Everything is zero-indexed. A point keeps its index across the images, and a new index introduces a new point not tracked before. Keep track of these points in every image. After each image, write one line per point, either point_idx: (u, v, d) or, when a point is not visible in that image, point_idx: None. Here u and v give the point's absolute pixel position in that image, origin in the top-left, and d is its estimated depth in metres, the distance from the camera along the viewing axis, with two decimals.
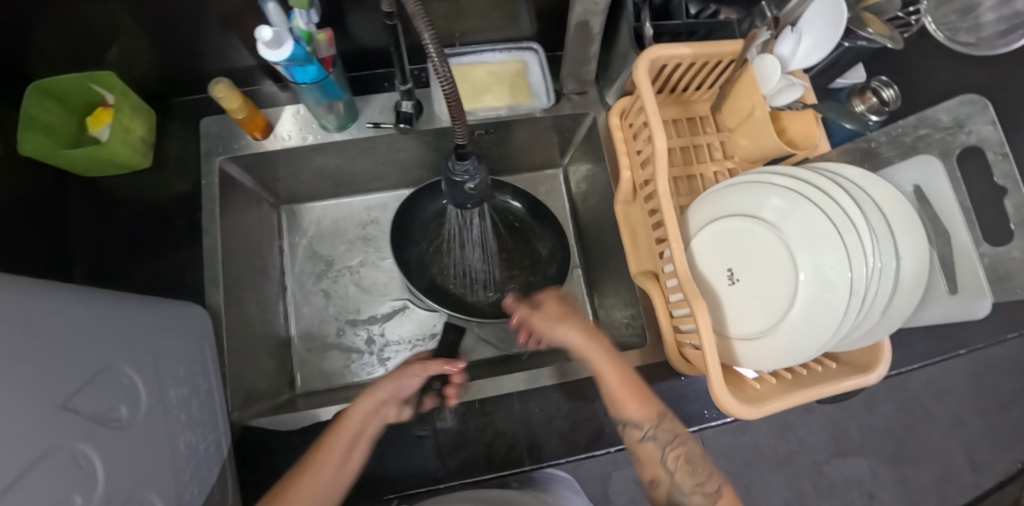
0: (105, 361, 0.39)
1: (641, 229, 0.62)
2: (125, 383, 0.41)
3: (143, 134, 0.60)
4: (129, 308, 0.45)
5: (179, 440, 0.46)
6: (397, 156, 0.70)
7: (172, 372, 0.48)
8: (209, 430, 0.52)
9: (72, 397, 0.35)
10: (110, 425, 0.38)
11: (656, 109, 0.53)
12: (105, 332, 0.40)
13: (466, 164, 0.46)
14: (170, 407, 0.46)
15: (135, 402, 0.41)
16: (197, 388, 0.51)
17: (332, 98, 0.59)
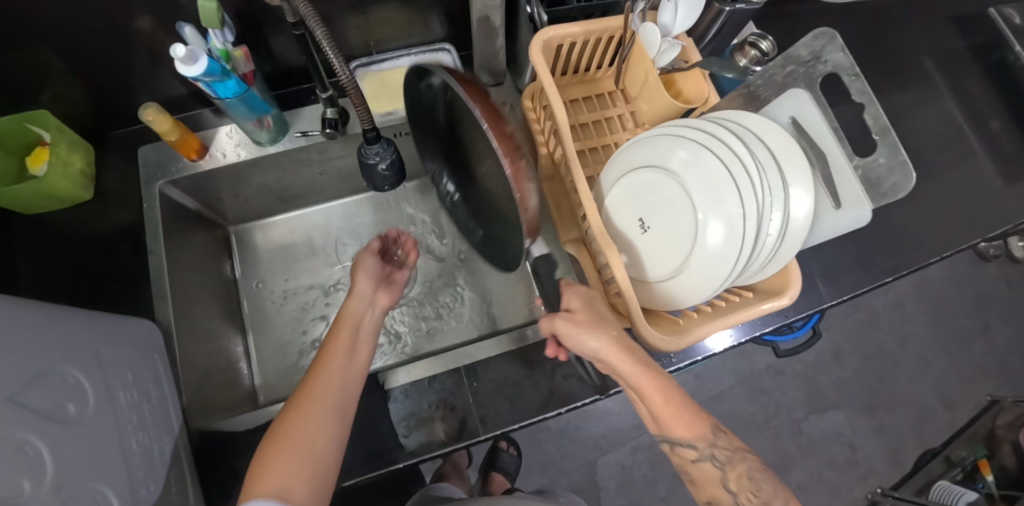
0: (50, 362, 0.41)
1: (564, 199, 0.66)
2: (72, 384, 0.43)
3: (83, 167, 0.64)
4: (82, 319, 0.48)
5: (132, 441, 0.48)
6: (333, 164, 0.75)
7: (120, 377, 0.50)
8: (164, 435, 0.53)
9: (15, 390, 0.37)
10: (58, 420, 0.40)
11: (554, 85, 0.57)
12: (51, 337, 0.42)
13: (376, 147, 0.50)
14: (121, 410, 0.48)
15: (83, 402, 0.43)
16: (149, 394, 0.53)
17: (260, 113, 0.62)
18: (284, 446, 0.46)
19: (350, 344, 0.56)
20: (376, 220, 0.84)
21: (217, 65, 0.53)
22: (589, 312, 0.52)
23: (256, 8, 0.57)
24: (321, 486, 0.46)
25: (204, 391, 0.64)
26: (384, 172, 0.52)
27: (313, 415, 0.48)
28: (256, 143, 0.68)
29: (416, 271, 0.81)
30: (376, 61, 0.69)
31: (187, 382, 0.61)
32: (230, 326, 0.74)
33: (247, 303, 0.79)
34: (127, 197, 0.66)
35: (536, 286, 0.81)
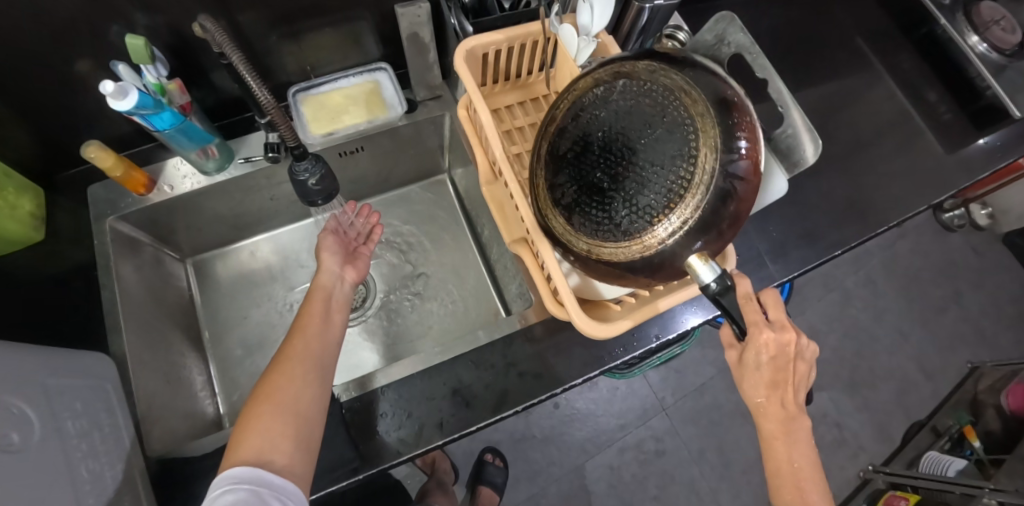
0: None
1: (505, 201, 0.67)
2: (16, 414, 0.43)
3: (32, 209, 0.65)
4: (31, 350, 0.49)
5: (81, 469, 0.48)
6: (283, 188, 0.76)
7: (68, 406, 0.50)
8: (117, 463, 0.53)
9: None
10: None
11: (479, 91, 0.60)
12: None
13: (305, 163, 0.52)
14: (70, 440, 0.48)
15: (27, 431, 0.44)
16: (100, 422, 0.53)
17: (202, 143, 0.65)
18: (259, 417, 0.49)
19: (322, 315, 0.61)
20: None
21: (150, 101, 0.55)
22: (755, 366, 0.43)
23: (190, 42, 0.60)
24: (306, 437, 0.51)
25: (164, 421, 0.64)
26: (314, 187, 0.53)
27: (294, 375, 0.53)
28: (202, 173, 0.69)
29: (375, 287, 0.82)
30: (316, 86, 0.71)
31: (144, 412, 0.61)
32: (190, 356, 0.74)
33: (209, 331, 0.80)
34: (79, 235, 0.68)
35: (493, 291, 0.82)
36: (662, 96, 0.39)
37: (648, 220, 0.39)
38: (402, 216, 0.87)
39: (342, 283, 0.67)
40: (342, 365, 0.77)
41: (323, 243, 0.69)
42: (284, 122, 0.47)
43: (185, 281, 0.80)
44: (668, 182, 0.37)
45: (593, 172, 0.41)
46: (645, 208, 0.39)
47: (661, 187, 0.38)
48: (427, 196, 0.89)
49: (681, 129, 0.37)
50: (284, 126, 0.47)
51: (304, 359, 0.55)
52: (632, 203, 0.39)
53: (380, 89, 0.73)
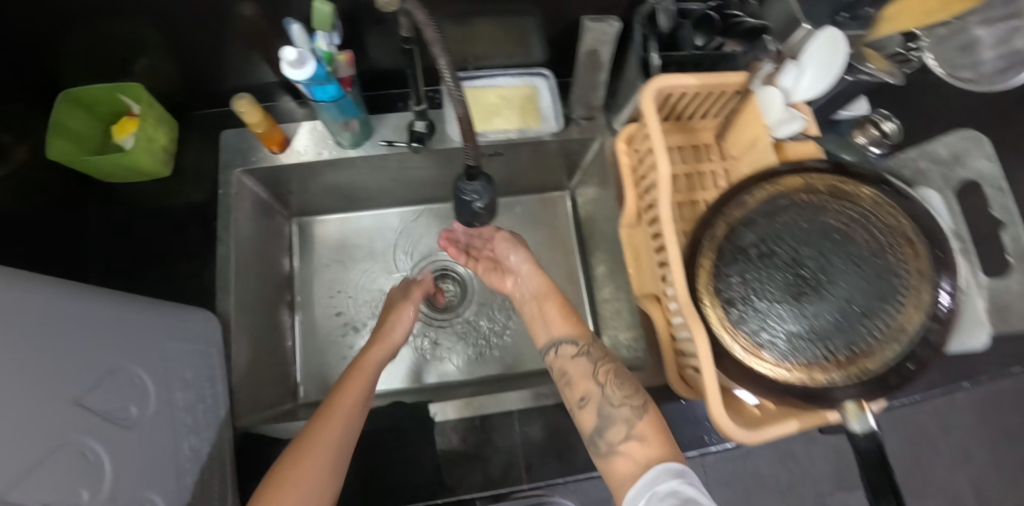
0: (117, 362, 0.40)
1: (642, 250, 0.64)
2: (135, 384, 0.42)
3: (166, 143, 0.63)
4: (137, 308, 0.46)
5: (184, 445, 0.46)
6: (408, 174, 0.73)
7: (180, 375, 0.48)
8: (213, 437, 0.52)
9: (79, 395, 0.35)
10: (119, 423, 0.39)
11: (661, 135, 0.55)
12: (115, 331, 0.41)
13: (475, 184, 0.47)
14: (177, 411, 0.46)
15: (142, 403, 0.42)
16: (204, 393, 0.52)
17: (349, 117, 0.61)
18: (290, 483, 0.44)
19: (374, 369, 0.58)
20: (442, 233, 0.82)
21: (323, 73, 0.52)
22: None
23: (367, 13, 0.55)
24: None
25: (254, 387, 0.63)
26: (478, 209, 0.49)
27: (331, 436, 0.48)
28: (338, 144, 0.66)
29: (471, 292, 0.80)
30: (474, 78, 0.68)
31: (239, 378, 0.59)
32: (279, 320, 0.73)
33: (300, 297, 0.78)
34: (199, 177, 0.66)
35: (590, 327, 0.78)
36: (881, 238, 0.47)
37: (823, 351, 0.47)
38: (512, 225, 0.83)
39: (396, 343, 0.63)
40: (425, 366, 0.75)
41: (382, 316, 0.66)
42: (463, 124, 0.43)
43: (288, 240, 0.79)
44: (855, 327, 0.46)
45: (783, 292, 0.48)
46: (822, 341, 0.47)
47: (847, 330, 0.46)
48: (542, 209, 0.84)
49: (884, 284, 0.46)
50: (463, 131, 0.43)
51: (347, 417, 0.50)
52: (812, 331, 0.47)
53: (538, 98, 0.70)
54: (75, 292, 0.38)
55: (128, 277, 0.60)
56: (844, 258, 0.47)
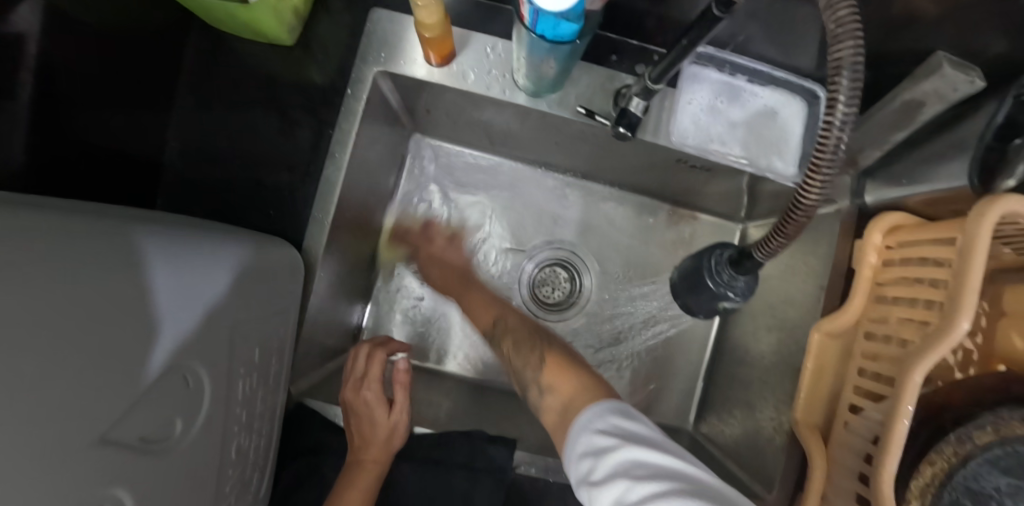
0: (168, 361, 0.29)
1: (831, 371, 0.50)
2: (189, 388, 0.31)
3: (299, 3, 0.46)
4: (215, 266, 0.34)
5: (232, 447, 0.37)
6: (580, 145, 0.56)
7: (245, 357, 0.37)
8: (266, 420, 0.42)
9: (106, 426, 0.25)
10: (154, 446, 0.28)
11: (979, 277, 0.38)
12: (176, 316, 0.30)
13: (741, 280, 0.31)
14: (234, 405, 0.36)
15: (193, 412, 0.32)
16: (267, 372, 0.41)
17: (556, 57, 0.42)
18: None
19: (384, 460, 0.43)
20: (580, 218, 0.66)
21: (582, 7, 0.34)
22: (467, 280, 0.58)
23: None
24: None
25: (320, 339, 0.52)
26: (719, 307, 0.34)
27: None
28: (516, 83, 0.48)
29: (580, 302, 0.66)
30: (729, 64, 0.49)
31: (307, 333, 0.48)
32: (367, 255, 0.61)
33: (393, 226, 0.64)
34: (329, 66, 0.50)
35: (699, 393, 0.66)
36: None
37: None
38: (661, 243, 0.67)
39: (399, 432, 0.45)
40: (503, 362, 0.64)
41: (363, 401, 0.45)
42: (811, 208, 0.26)
43: (407, 160, 0.64)
44: None
45: None
46: None
47: None
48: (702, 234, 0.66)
49: None
50: (797, 220, 0.27)
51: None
52: None
53: (768, 121, 0.49)
54: (117, 266, 0.26)
55: (209, 168, 0.49)
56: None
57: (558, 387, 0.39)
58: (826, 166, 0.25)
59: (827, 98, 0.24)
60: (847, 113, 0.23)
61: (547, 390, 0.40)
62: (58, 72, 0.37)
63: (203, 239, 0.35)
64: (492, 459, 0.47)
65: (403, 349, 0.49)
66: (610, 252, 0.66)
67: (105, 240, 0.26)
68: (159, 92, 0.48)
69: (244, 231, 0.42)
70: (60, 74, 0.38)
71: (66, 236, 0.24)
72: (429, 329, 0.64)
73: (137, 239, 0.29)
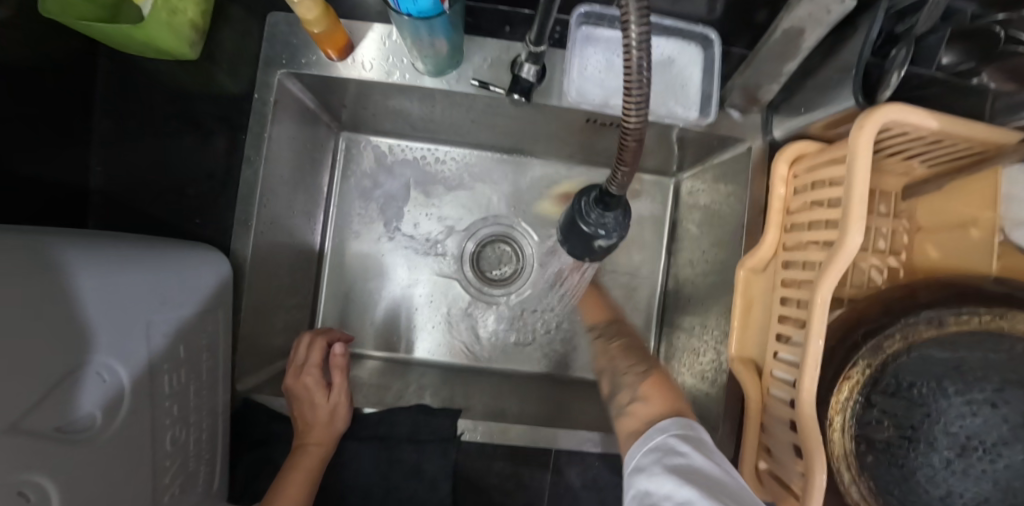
0: (78, 356, 0.31)
1: (759, 305, 0.51)
2: (105, 381, 0.33)
3: (195, 18, 0.48)
4: (118, 269, 0.36)
5: (167, 439, 0.39)
6: (494, 119, 0.57)
7: (171, 354, 0.39)
8: (206, 415, 0.44)
9: (16, 415, 0.27)
10: (77, 436, 0.30)
11: (865, 189, 0.39)
12: (79, 312, 0.32)
13: (607, 216, 0.33)
14: (163, 399, 0.38)
15: (116, 404, 0.34)
16: (200, 368, 0.43)
17: (437, 35, 0.43)
18: None
19: (325, 441, 0.45)
20: (515, 192, 0.67)
21: None
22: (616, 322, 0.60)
23: None
24: None
25: (264, 338, 0.54)
26: (599, 246, 0.35)
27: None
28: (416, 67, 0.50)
29: (525, 273, 0.67)
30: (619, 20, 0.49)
31: (247, 332, 0.50)
32: (309, 254, 0.63)
33: (333, 223, 0.66)
34: (238, 74, 0.52)
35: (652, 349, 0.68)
36: None
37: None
38: None
39: (339, 413, 0.47)
40: (456, 341, 0.65)
41: (302, 387, 0.47)
42: (638, 131, 0.27)
43: (340, 158, 0.66)
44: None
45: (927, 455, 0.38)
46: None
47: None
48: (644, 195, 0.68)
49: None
50: (630, 145, 0.28)
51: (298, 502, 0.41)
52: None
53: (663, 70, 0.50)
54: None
55: (133, 187, 0.51)
56: (1006, 427, 0.37)
57: (648, 397, 0.40)
58: (636, 89, 0.26)
59: (622, 22, 0.24)
60: (642, 33, 0.24)
61: (641, 400, 0.41)
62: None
63: (113, 246, 0.38)
64: (436, 429, 0.49)
65: (344, 337, 0.51)
66: (548, 222, 0.68)
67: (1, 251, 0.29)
68: (74, 119, 0.50)
69: (163, 239, 0.44)
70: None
71: None
72: (384, 318, 0.65)
73: (33, 247, 0.31)
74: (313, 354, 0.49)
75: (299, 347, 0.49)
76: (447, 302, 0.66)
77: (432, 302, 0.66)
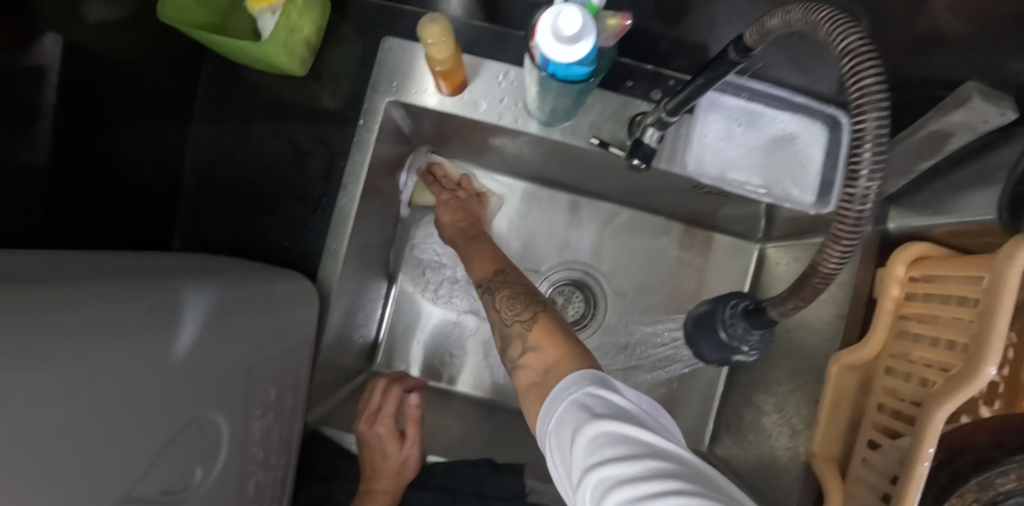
0: (183, 408, 0.29)
1: (850, 403, 0.49)
2: (207, 435, 0.32)
3: (309, 35, 0.46)
4: (235, 312, 0.34)
5: (250, 484, 0.38)
6: (594, 169, 0.55)
7: (262, 396, 0.38)
8: (282, 452, 0.43)
9: (129, 485, 0.25)
10: (177, 496, 0.29)
11: (1008, 319, 0.37)
12: (190, 368, 0.30)
13: (756, 334, 0.31)
14: (251, 444, 0.37)
15: (212, 457, 0.32)
16: (283, 407, 0.42)
17: (568, 93, 0.41)
18: None
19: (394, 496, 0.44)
20: (597, 238, 0.66)
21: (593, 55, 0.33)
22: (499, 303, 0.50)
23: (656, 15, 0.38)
24: None
25: (336, 366, 0.53)
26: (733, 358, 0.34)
27: None
28: (529, 112, 0.47)
29: (593, 321, 0.66)
30: (747, 90, 0.48)
31: (323, 361, 0.49)
32: (382, 277, 0.61)
33: (407, 246, 0.65)
34: (340, 93, 0.50)
35: (714, 414, 0.66)
36: None
37: None
38: (676, 263, 0.66)
39: (409, 465, 0.46)
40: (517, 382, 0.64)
41: (374, 435, 0.45)
42: (831, 275, 0.26)
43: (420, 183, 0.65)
44: None
45: None
46: None
47: None
48: (724, 261, 0.66)
49: None
50: (814, 283, 0.27)
51: None
52: None
53: (786, 149, 0.48)
54: (151, 320, 0.27)
55: (221, 199, 0.50)
56: None
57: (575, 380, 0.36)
58: (847, 233, 0.24)
59: (850, 169, 0.23)
60: (870, 188, 0.23)
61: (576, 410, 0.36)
62: (73, 105, 0.39)
63: (229, 282, 0.36)
64: (504, 487, 0.47)
65: (419, 385, 0.48)
66: (623, 272, 0.66)
67: (149, 297, 0.28)
68: (171, 123, 0.48)
69: (258, 267, 0.43)
70: (78, 117, 0.39)
71: (100, 299, 0.25)
72: (445, 351, 0.64)
73: (155, 290, 0.29)
74: (384, 401, 0.47)
75: (375, 392, 0.47)
76: None
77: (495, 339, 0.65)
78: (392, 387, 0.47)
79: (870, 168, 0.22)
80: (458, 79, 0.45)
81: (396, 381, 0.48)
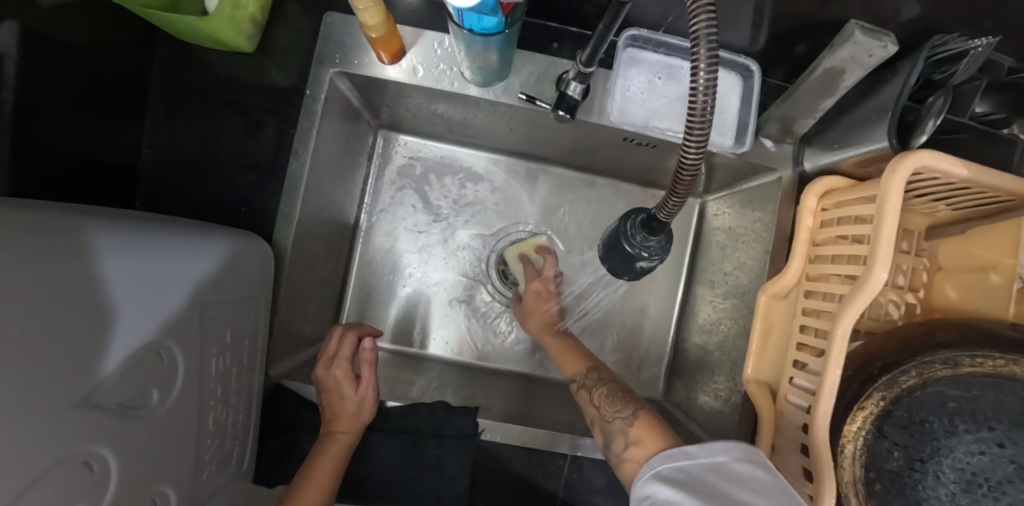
0: (136, 331, 0.32)
1: (778, 329, 0.52)
2: (163, 361, 0.34)
3: (255, 13, 0.49)
4: (180, 254, 0.37)
5: (210, 419, 0.40)
6: (533, 130, 0.59)
7: (219, 337, 0.41)
8: (243, 398, 0.46)
9: (85, 390, 0.28)
10: (137, 412, 0.32)
11: (894, 229, 0.41)
12: (134, 294, 0.32)
13: (653, 240, 0.35)
14: (209, 381, 0.40)
15: (170, 383, 0.35)
16: (241, 353, 0.45)
17: (492, 49, 0.44)
18: None
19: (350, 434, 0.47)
20: (544, 200, 0.70)
21: (494, 2, 0.36)
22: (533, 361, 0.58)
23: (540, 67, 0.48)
24: None
25: (297, 326, 0.56)
26: (640, 267, 0.38)
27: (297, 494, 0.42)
28: (464, 76, 0.51)
29: None
30: (664, 45, 0.51)
31: (281, 318, 0.52)
32: (342, 245, 0.65)
33: (366, 217, 0.68)
34: (289, 67, 0.53)
35: (667, 362, 0.70)
36: None
37: None
38: None
39: (365, 407, 0.48)
40: (478, 341, 0.67)
41: (332, 378, 0.48)
42: (695, 166, 0.29)
43: (376, 155, 0.68)
44: None
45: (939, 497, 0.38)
46: None
47: None
48: None
49: None
50: (686, 178, 0.30)
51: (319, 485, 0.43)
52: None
53: None
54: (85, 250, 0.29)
55: (178, 171, 0.53)
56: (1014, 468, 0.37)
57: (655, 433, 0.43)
58: (699, 125, 0.27)
59: (691, 67, 0.26)
60: (710, 79, 0.26)
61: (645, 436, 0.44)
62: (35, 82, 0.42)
63: (175, 231, 0.39)
64: (458, 427, 0.51)
65: (374, 332, 0.52)
66: (574, 232, 0.70)
67: (80, 233, 0.30)
68: (127, 102, 0.52)
69: (213, 225, 0.46)
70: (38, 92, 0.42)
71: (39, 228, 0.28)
72: (408, 314, 0.67)
73: (94, 227, 0.32)
74: (343, 348, 0.49)
75: (335, 339, 0.50)
76: (468, 302, 0.68)
77: (455, 302, 0.68)
78: (350, 335, 0.50)
79: (708, 64, 0.26)
80: (395, 45, 0.48)
81: (354, 331, 0.51)
